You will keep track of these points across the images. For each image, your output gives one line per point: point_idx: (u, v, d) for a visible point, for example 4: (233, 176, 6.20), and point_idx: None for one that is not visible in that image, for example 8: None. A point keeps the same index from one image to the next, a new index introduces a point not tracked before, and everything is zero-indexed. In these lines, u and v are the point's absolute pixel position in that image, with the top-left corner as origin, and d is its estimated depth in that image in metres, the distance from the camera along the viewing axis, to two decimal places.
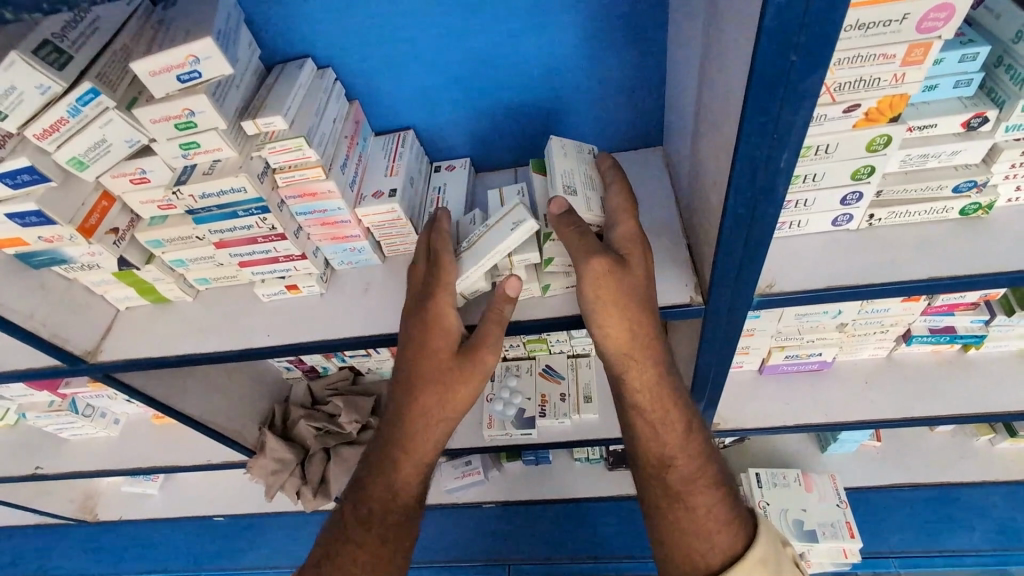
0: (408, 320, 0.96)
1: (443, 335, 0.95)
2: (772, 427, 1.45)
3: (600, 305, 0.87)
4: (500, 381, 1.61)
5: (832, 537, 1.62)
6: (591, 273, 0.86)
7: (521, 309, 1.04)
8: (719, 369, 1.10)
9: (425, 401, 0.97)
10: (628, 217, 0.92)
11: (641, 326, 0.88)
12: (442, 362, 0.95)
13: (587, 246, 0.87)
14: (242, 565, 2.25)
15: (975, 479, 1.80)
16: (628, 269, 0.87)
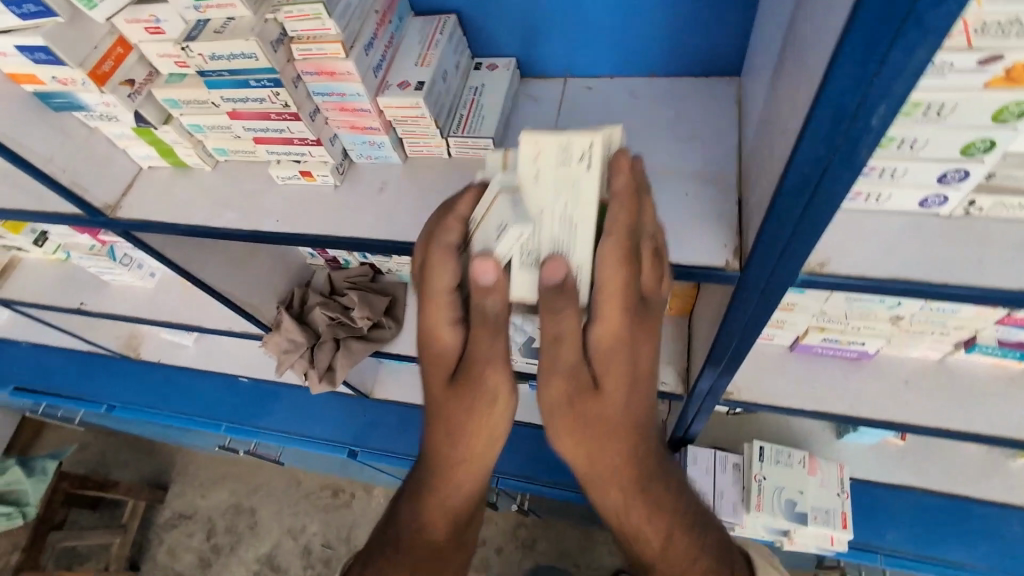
0: (425, 353, 0.83)
1: (437, 357, 0.81)
2: (788, 408, 1.36)
3: (556, 427, 0.79)
4: None
5: (822, 523, 1.59)
6: (548, 393, 0.76)
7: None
8: (744, 343, 1.01)
9: (438, 442, 0.85)
10: (614, 309, 0.72)
11: (601, 450, 0.79)
12: (444, 400, 0.82)
13: (553, 358, 0.74)
14: (258, 424, 2.45)
15: (995, 498, 1.71)
16: (597, 395, 0.76)
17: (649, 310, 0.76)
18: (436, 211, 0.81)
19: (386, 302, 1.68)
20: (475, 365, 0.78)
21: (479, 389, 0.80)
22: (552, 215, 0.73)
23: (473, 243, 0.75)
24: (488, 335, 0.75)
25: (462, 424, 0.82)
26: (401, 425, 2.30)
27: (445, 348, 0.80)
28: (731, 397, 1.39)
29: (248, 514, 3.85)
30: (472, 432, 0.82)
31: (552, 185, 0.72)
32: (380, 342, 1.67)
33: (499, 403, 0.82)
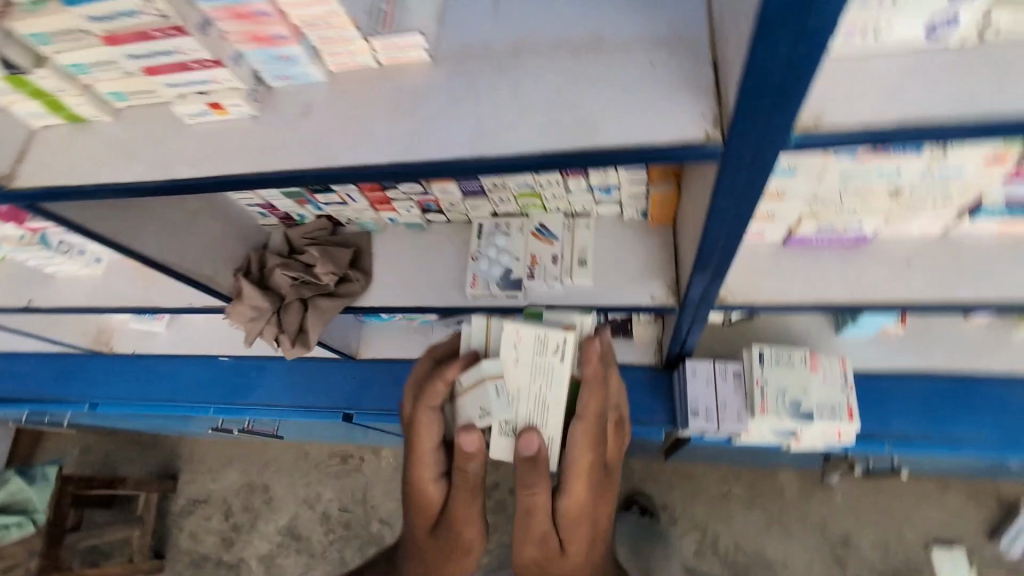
0: (411, 497, 1.04)
1: (422, 505, 1.02)
2: (787, 305, 1.28)
3: (528, 570, 1.03)
4: (486, 239, 1.50)
5: (828, 418, 1.56)
6: (525, 551, 1.00)
7: (495, 138, 0.80)
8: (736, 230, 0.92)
9: (420, 563, 1.08)
10: (579, 488, 0.97)
11: None
12: (424, 543, 1.06)
13: (529, 525, 0.97)
14: (246, 402, 2.37)
15: (995, 371, 1.72)
16: (564, 556, 1.01)
17: (597, 492, 1.02)
18: (427, 370, 1.09)
19: (350, 255, 1.57)
20: (460, 515, 1.00)
21: (460, 537, 1.01)
22: (529, 395, 1.05)
23: (461, 400, 1.04)
24: (471, 489, 0.98)
25: (452, 545, 1.03)
26: (392, 381, 2.21)
27: (428, 499, 1.02)
28: (726, 302, 1.31)
29: (261, 490, 3.86)
30: (449, 555, 1.04)
31: (530, 370, 1.06)
32: (348, 297, 1.55)
33: (472, 551, 1.05)
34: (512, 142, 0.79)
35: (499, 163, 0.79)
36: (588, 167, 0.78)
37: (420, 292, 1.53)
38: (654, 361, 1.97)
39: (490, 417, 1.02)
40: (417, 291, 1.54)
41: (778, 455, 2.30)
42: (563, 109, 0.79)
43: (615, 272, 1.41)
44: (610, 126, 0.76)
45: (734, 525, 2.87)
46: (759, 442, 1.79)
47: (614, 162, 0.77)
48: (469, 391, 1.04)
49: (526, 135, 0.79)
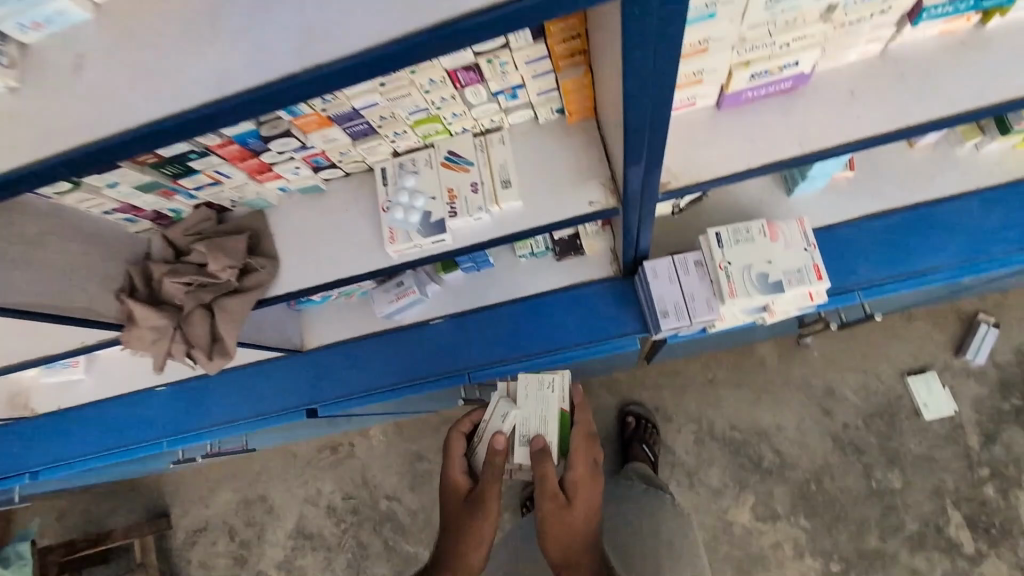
0: (450, 485, 1.51)
1: (454, 488, 1.50)
2: (736, 173, 1.16)
3: (543, 521, 1.44)
4: (394, 183, 1.29)
5: (797, 284, 1.49)
6: (546, 505, 1.42)
7: (331, 35, 0.61)
8: (662, 85, 0.78)
9: (459, 538, 1.45)
10: (576, 463, 1.47)
11: (569, 538, 1.45)
12: (462, 514, 1.45)
13: (545, 485, 1.42)
14: (199, 427, 2.17)
15: (949, 192, 1.68)
16: (569, 507, 1.43)
17: (592, 484, 1.48)
18: (460, 425, 1.60)
19: (246, 242, 1.34)
20: (489, 485, 1.43)
21: (486, 502, 1.43)
22: (533, 412, 1.57)
23: (488, 420, 1.59)
24: (495, 487, 1.44)
25: (473, 529, 1.44)
26: (347, 365, 2.04)
27: (458, 482, 1.50)
28: (670, 187, 1.18)
29: (259, 502, 3.72)
30: (476, 524, 1.43)
31: (530, 389, 1.61)
32: (256, 289, 1.33)
33: (495, 516, 1.44)
34: (350, 34, 0.60)
35: (343, 64, 0.60)
36: (461, 43, 0.60)
37: (336, 262, 1.33)
38: (613, 271, 1.86)
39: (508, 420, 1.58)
40: (333, 261, 1.33)
41: (752, 332, 2.28)
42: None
43: (544, 184, 1.24)
44: None
45: (725, 406, 2.92)
46: (732, 325, 1.72)
47: (491, 28, 0.58)
48: (491, 417, 1.59)
49: (368, 19, 0.59)
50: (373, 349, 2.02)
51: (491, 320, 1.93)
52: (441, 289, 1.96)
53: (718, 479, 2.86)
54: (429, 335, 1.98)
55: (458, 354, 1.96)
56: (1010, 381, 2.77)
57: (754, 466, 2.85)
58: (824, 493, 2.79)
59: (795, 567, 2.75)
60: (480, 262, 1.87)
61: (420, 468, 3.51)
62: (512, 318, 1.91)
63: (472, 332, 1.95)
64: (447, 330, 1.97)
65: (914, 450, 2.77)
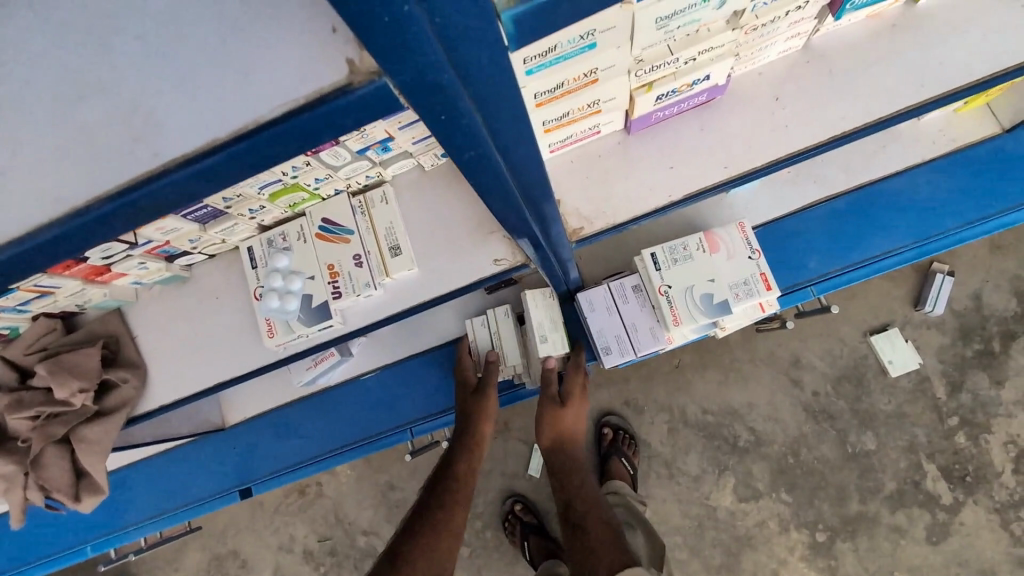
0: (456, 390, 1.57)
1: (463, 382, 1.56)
2: (657, 209, 0.99)
3: (544, 410, 1.47)
4: (266, 264, 1.08)
5: (746, 298, 1.34)
6: (547, 394, 1.47)
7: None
8: (520, 164, 0.61)
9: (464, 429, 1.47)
10: (577, 369, 1.51)
11: (562, 426, 1.48)
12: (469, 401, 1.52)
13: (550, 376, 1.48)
14: (126, 525, 1.94)
15: (895, 168, 1.56)
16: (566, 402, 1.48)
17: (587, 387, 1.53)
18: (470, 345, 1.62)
19: (99, 354, 1.12)
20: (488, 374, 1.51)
21: (488, 385, 1.51)
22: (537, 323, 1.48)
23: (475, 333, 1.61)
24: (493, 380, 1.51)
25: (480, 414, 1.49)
26: (277, 436, 1.85)
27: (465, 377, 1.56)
28: (585, 234, 1.01)
29: (231, 557, 3.06)
30: (479, 410, 1.49)
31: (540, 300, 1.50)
32: (123, 408, 1.14)
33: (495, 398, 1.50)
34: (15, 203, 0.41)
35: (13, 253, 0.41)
36: (187, 193, 0.43)
37: (213, 365, 1.12)
38: None
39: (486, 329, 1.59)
40: (209, 362, 1.12)
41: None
42: (90, 108, 0.42)
43: (439, 244, 1.05)
44: (171, 116, 0.40)
45: (694, 390, 2.64)
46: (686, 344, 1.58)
47: (219, 174, 0.42)
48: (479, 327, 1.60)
49: (38, 181, 0.41)
50: (303, 415, 1.83)
51: (427, 367, 1.76)
52: (368, 341, 1.78)
53: (696, 466, 2.59)
54: (362, 392, 1.81)
55: (395, 410, 1.80)
56: (970, 328, 2.51)
57: (730, 448, 2.58)
58: (802, 466, 2.54)
59: (782, 543, 2.52)
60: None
61: (394, 498, 2.94)
62: (448, 363, 1.75)
63: (408, 383, 1.79)
64: (381, 384, 1.80)
65: (884, 410, 2.52)
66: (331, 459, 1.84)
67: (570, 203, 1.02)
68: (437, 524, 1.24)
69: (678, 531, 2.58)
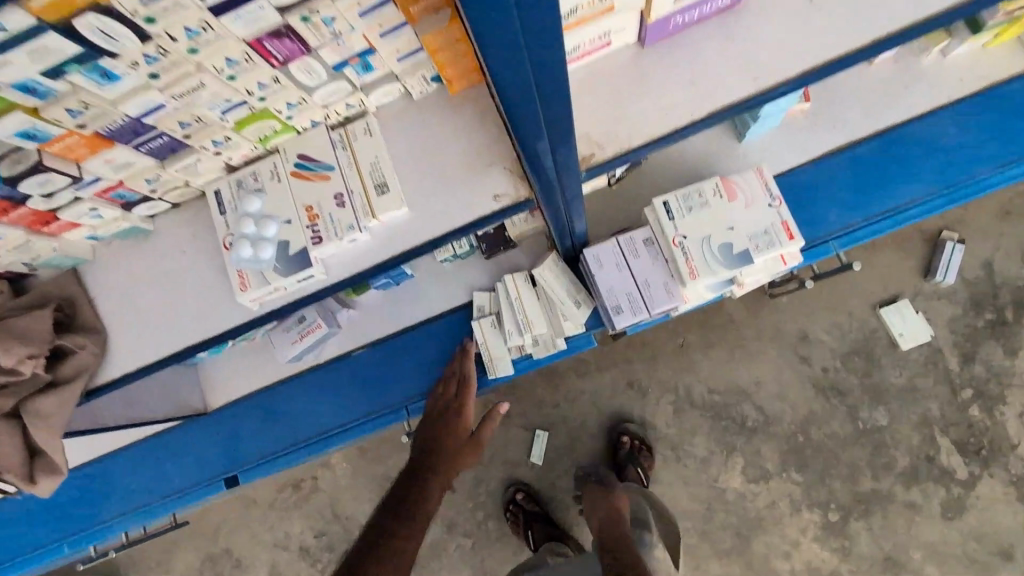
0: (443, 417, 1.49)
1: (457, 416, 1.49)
2: (678, 129, 0.87)
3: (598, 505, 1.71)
4: (236, 209, 0.96)
5: (768, 249, 1.23)
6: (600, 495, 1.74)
7: None
8: (529, 6, 0.48)
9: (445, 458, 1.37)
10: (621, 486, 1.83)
11: (610, 516, 1.67)
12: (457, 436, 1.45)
13: (601, 485, 1.80)
14: (103, 520, 1.81)
15: (918, 110, 1.46)
16: (609, 494, 1.73)
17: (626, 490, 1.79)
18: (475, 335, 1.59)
19: (51, 318, 1.00)
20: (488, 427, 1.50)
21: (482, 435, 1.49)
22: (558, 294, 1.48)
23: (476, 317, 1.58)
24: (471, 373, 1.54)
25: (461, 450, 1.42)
26: (263, 420, 1.73)
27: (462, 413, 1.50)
28: (595, 161, 0.89)
29: (224, 557, 2.93)
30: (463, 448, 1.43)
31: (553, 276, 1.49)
32: (79, 376, 1.01)
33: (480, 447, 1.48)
34: None
35: None
36: None
37: (180, 325, 1.00)
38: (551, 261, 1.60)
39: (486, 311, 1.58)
40: (174, 321, 1.00)
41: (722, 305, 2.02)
42: None
43: (431, 180, 0.93)
44: None
45: (700, 368, 2.51)
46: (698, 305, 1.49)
47: None
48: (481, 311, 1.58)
49: None
50: (290, 397, 1.71)
51: (421, 342, 1.66)
52: (358, 314, 1.68)
53: (704, 447, 2.47)
54: (353, 371, 1.69)
55: (388, 388, 1.69)
56: (981, 297, 2.41)
57: (738, 428, 2.47)
58: (813, 443, 2.44)
59: (793, 524, 2.42)
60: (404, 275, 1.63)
61: None
62: (444, 336, 1.65)
63: (401, 360, 1.67)
64: (373, 362, 1.69)
65: (894, 383, 2.42)
66: (321, 443, 1.73)
67: (578, 126, 0.90)
68: (407, 546, 1.07)
69: (685, 514, 2.47)
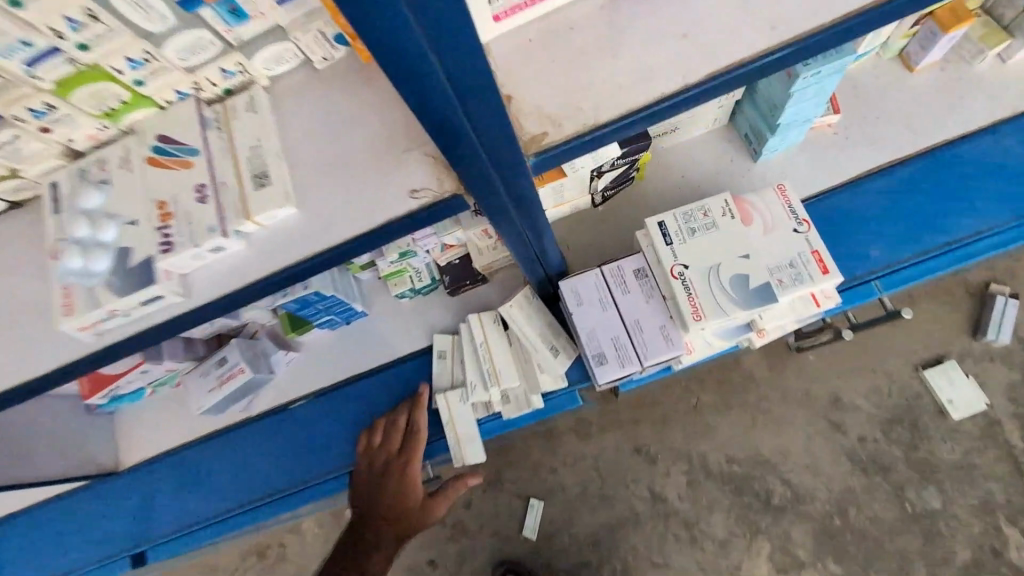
0: (391, 479, 1.25)
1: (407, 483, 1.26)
2: (665, 98, 0.63)
3: None
4: (74, 206, 0.71)
5: (795, 286, 0.95)
6: None
7: None
8: None
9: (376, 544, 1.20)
10: None
11: None
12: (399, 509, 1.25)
13: None
14: None
15: (972, 125, 1.20)
16: None
17: None
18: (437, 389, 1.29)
19: None
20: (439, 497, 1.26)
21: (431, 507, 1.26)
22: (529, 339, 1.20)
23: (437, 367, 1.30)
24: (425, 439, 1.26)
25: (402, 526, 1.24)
26: (182, 483, 1.43)
27: (412, 479, 1.26)
28: (549, 141, 0.63)
29: None
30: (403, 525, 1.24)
31: (524, 319, 1.21)
32: None
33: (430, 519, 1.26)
34: None
35: None
36: None
37: None
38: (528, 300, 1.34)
39: (449, 361, 1.29)
40: None
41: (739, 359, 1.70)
42: None
43: (330, 168, 0.69)
44: None
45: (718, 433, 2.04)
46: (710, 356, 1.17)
47: None
48: (442, 359, 1.30)
49: None
50: (218, 455, 1.43)
51: (373, 394, 1.37)
52: (300, 358, 1.42)
53: (724, 528, 1.98)
54: (290, 427, 1.40)
55: (329, 451, 1.38)
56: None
57: (763, 506, 1.98)
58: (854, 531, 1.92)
59: None
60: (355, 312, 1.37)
61: None
62: (398, 389, 1.36)
63: (346, 416, 1.38)
64: (313, 418, 1.39)
65: (949, 459, 1.93)
66: (249, 515, 1.42)
67: (529, 96, 0.65)
68: None
69: None
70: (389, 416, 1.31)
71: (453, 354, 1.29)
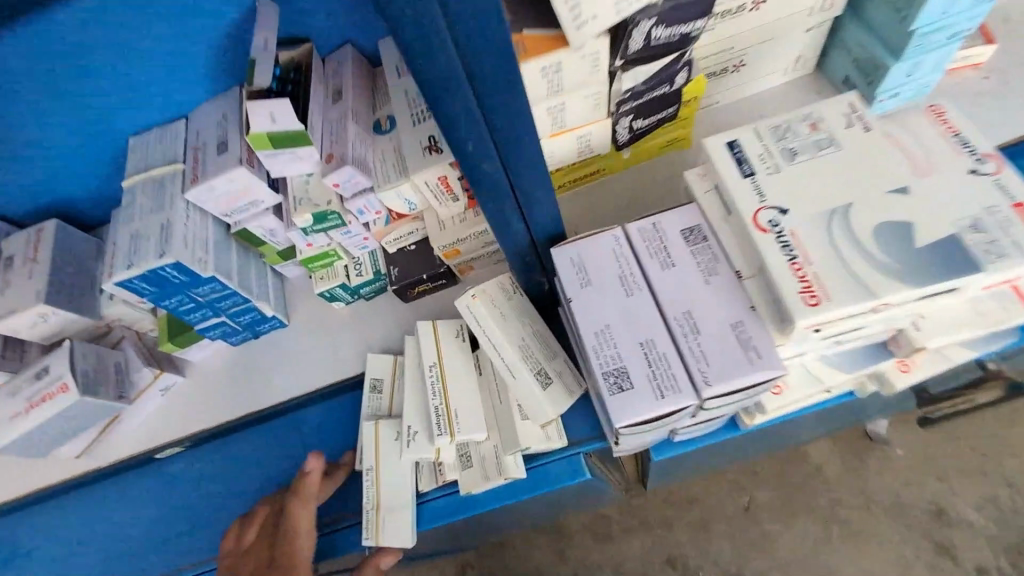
0: None
1: None
2: None
3: None
4: None
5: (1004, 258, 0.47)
6: None
7: None
8: None
9: None
10: None
11: None
12: None
13: None
14: None
15: None
16: None
17: None
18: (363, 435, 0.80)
19: None
20: None
21: None
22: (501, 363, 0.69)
23: (369, 402, 0.84)
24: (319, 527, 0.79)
25: None
26: None
27: None
28: None
29: None
30: None
31: (496, 326, 0.70)
32: None
33: None
34: None
35: None
36: None
37: None
38: None
39: (389, 394, 0.84)
40: None
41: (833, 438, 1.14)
42: None
43: None
44: None
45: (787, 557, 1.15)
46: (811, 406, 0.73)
47: None
48: (379, 390, 0.84)
49: None
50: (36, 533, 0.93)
51: (276, 441, 0.91)
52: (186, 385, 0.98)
53: None
54: (153, 488, 0.93)
55: (203, 529, 0.89)
56: None
57: None
58: None
59: None
60: (264, 319, 0.94)
61: None
62: (314, 438, 0.90)
63: (236, 476, 0.91)
64: (188, 475, 0.93)
65: None
66: None
67: None
68: None
69: None
70: (274, 497, 0.84)
71: (397, 384, 0.84)
